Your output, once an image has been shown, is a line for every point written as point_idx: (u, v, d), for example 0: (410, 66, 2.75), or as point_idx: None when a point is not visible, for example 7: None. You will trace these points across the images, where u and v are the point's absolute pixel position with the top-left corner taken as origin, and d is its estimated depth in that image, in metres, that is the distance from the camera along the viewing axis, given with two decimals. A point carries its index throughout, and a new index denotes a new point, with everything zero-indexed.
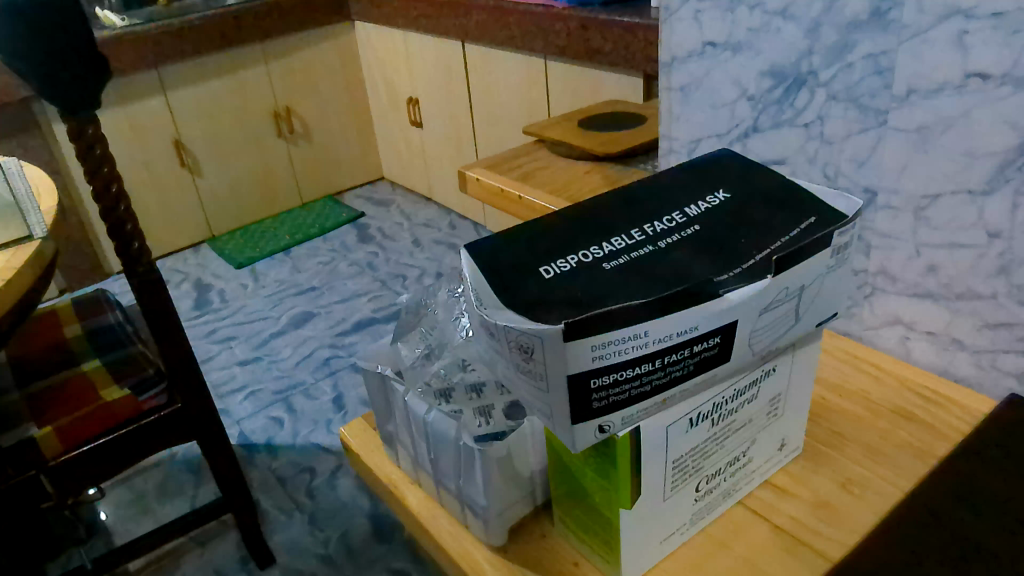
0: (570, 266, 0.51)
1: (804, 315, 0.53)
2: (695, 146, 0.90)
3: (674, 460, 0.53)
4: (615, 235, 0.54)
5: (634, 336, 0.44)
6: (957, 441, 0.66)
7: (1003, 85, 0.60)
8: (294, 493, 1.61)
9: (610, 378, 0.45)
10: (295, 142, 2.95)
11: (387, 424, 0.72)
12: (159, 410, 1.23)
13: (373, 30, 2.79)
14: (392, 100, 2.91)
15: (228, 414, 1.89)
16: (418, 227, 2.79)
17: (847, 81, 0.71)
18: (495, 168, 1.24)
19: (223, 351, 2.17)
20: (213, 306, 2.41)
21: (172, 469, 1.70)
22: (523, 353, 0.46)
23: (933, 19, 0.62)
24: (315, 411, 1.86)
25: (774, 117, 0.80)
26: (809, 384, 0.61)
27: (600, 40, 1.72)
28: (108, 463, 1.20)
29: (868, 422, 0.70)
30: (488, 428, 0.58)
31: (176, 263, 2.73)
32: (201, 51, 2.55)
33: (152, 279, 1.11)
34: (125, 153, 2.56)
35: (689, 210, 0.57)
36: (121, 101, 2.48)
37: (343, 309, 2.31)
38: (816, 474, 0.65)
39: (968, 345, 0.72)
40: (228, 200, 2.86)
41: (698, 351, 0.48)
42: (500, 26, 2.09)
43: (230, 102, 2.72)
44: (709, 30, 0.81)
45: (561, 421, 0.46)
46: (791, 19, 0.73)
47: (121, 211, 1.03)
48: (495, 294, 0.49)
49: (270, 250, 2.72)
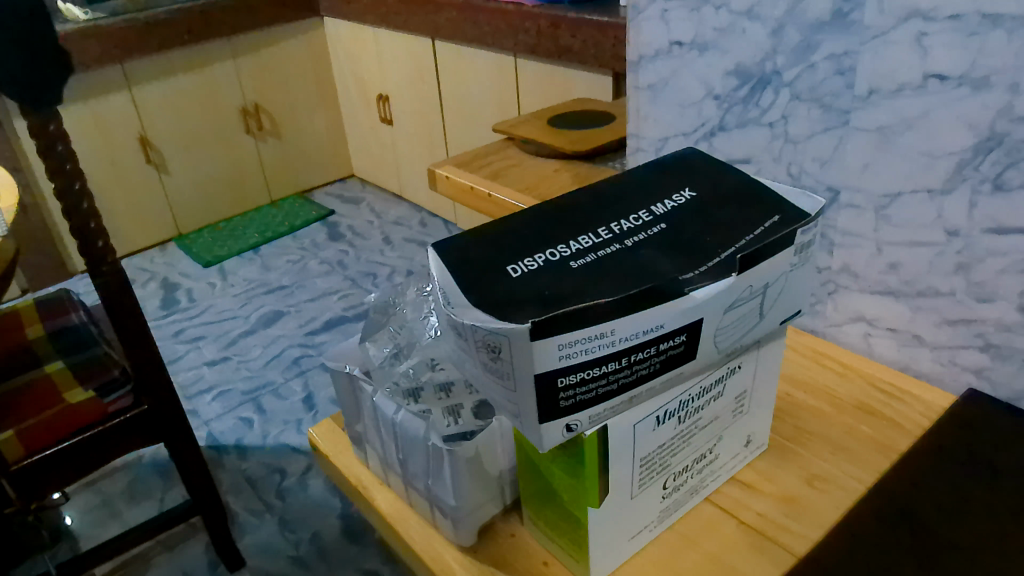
0: (538, 265, 0.51)
1: (769, 312, 0.54)
2: (664, 144, 0.91)
3: (641, 458, 0.53)
4: (583, 233, 0.55)
5: (601, 335, 0.44)
6: (917, 435, 0.68)
7: (961, 87, 0.61)
8: (264, 494, 1.60)
9: (578, 377, 0.45)
10: (264, 139, 2.91)
11: (356, 425, 0.71)
12: (124, 413, 1.22)
13: (343, 26, 2.76)
14: (362, 96, 2.88)
15: (196, 415, 1.86)
16: (389, 225, 2.78)
17: (811, 81, 0.72)
18: (465, 165, 1.24)
19: (191, 352, 2.14)
20: (180, 306, 2.38)
21: (140, 472, 1.68)
22: (490, 352, 0.45)
23: (894, 20, 0.63)
24: (285, 411, 1.84)
25: (740, 116, 0.80)
26: (771, 383, 0.62)
27: (570, 38, 1.73)
28: (72, 466, 1.18)
29: (832, 417, 0.71)
30: (457, 427, 0.58)
31: (143, 262, 2.69)
32: (166, 47, 2.51)
33: (117, 279, 1.09)
34: (90, 150, 2.51)
35: (655, 209, 0.57)
36: (86, 98, 2.43)
37: (313, 307, 2.29)
38: (782, 470, 0.66)
39: (928, 341, 0.74)
40: (195, 197, 2.83)
41: (664, 349, 0.48)
42: (471, 23, 2.08)
43: (196, 98, 2.68)
44: (676, 30, 0.82)
45: (529, 420, 0.46)
46: (756, 19, 0.73)
47: (85, 209, 1.02)
48: (463, 293, 0.48)
49: (239, 249, 2.69)
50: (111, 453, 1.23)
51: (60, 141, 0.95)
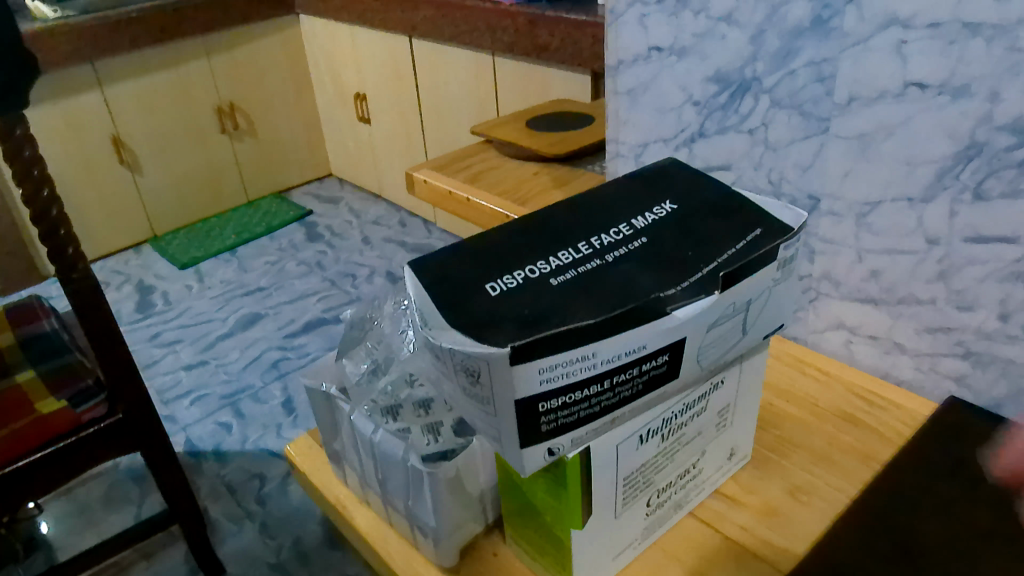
0: (517, 283, 0.50)
1: (751, 328, 0.53)
2: (643, 150, 0.90)
3: (624, 476, 0.52)
4: (563, 248, 0.53)
5: (583, 357, 0.43)
6: (898, 445, 0.68)
7: (941, 95, 0.61)
8: (243, 500, 1.58)
9: (559, 401, 0.44)
10: (240, 138, 2.87)
11: (334, 442, 0.69)
12: (97, 422, 1.19)
13: (318, 23, 2.72)
14: (339, 94, 2.85)
15: (174, 421, 1.83)
16: (368, 225, 2.75)
17: (791, 88, 0.71)
18: (443, 169, 1.23)
19: (168, 355, 2.10)
20: (157, 309, 2.34)
21: (117, 480, 1.65)
22: (469, 376, 0.44)
23: (874, 27, 0.62)
24: (264, 415, 1.82)
25: (720, 122, 0.80)
26: (754, 395, 0.62)
27: (548, 36, 1.71)
28: (46, 479, 1.15)
29: (814, 426, 0.71)
30: (436, 446, 0.57)
31: (118, 264, 2.65)
32: (138, 45, 2.46)
33: (89, 286, 1.07)
34: (61, 150, 2.46)
35: (636, 222, 0.56)
36: (56, 97, 2.38)
37: (292, 309, 2.26)
38: (764, 482, 0.65)
39: (909, 349, 0.73)
40: (170, 197, 2.78)
41: (647, 369, 0.47)
42: (448, 21, 2.06)
43: (170, 97, 2.64)
44: (654, 35, 0.81)
45: (510, 444, 0.45)
46: (735, 24, 0.73)
47: (54, 215, 0.99)
48: (441, 314, 0.47)
49: (216, 251, 2.65)
50: (85, 464, 1.20)
51: (26, 144, 0.93)
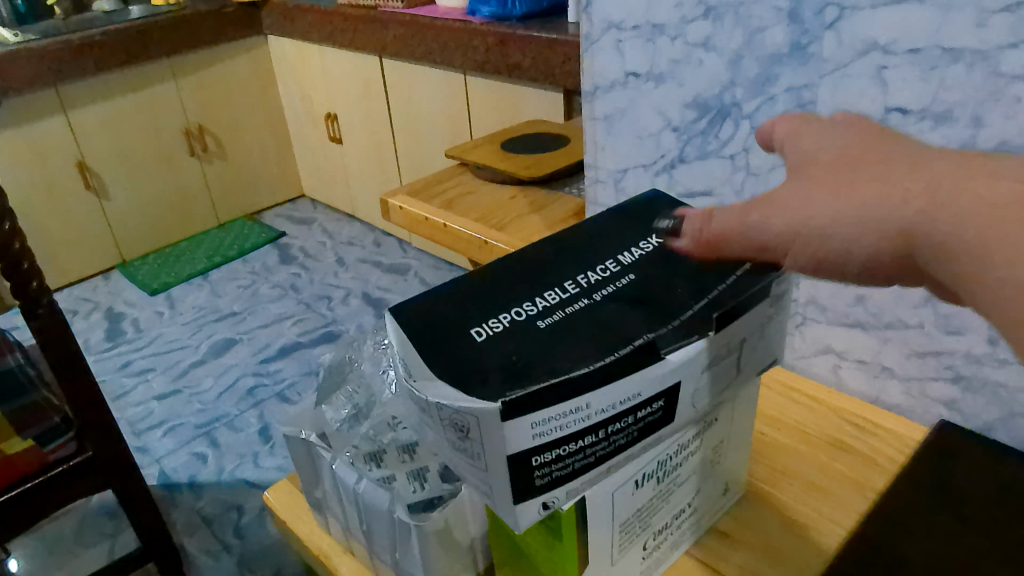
0: (503, 327, 0.48)
1: (745, 365, 0.52)
2: (622, 176, 0.89)
3: (620, 523, 0.51)
4: (549, 288, 0.52)
5: (576, 409, 0.42)
6: (892, 472, 0.67)
7: (923, 120, 0.61)
8: (221, 533, 1.53)
9: (553, 454, 0.42)
10: (209, 161, 2.83)
11: (315, 490, 0.67)
12: (67, 460, 1.19)
13: (287, 44, 2.70)
14: (310, 115, 2.82)
15: (146, 452, 1.78)
16: (342, 246, 2.72)
17: (771, 113, 0.70)
18: (418, 194, 1.21)
19: (140, 385, 2.05)
20: (127, 337, 2.29)
21: (88, 517, 1.59)
22: (458, 431, 0.42)
23: (853, 53, 0.62)
24: (240, 444, 1.77)
25: (700, 148, 0.79)
26: (746, 429, 0.61)
27: (519, 55, 1.71)
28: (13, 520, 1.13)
29: (807, 455, 0.70)
30: (422, 494, 0.56)
31: (86, 291, 2.58)
32: (103, 68, 2.42)
33: (55, 320, 1.09)
34: (23, 176, 2.39)
35: (623, 258, 0.55)
36: (18, 122, 2.32)
37: (266, 334, 2.22)
38: (760, 515, 0.64)
39: (898, 373, 0.73)
40: (138, 221, 2.73)
41: (643, 416, 0.45)
42: (418, 40, 2.04)
43: (137, 120, 2.59)
44: (631, 60, 0.80)
45: (502, 500, 0.43)
46: (712, 50, 0.72)
47: (17, 249, 1.02)
48: (425, 364, 0.45)
49: (187, 275, 2.60)
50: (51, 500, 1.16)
51: None
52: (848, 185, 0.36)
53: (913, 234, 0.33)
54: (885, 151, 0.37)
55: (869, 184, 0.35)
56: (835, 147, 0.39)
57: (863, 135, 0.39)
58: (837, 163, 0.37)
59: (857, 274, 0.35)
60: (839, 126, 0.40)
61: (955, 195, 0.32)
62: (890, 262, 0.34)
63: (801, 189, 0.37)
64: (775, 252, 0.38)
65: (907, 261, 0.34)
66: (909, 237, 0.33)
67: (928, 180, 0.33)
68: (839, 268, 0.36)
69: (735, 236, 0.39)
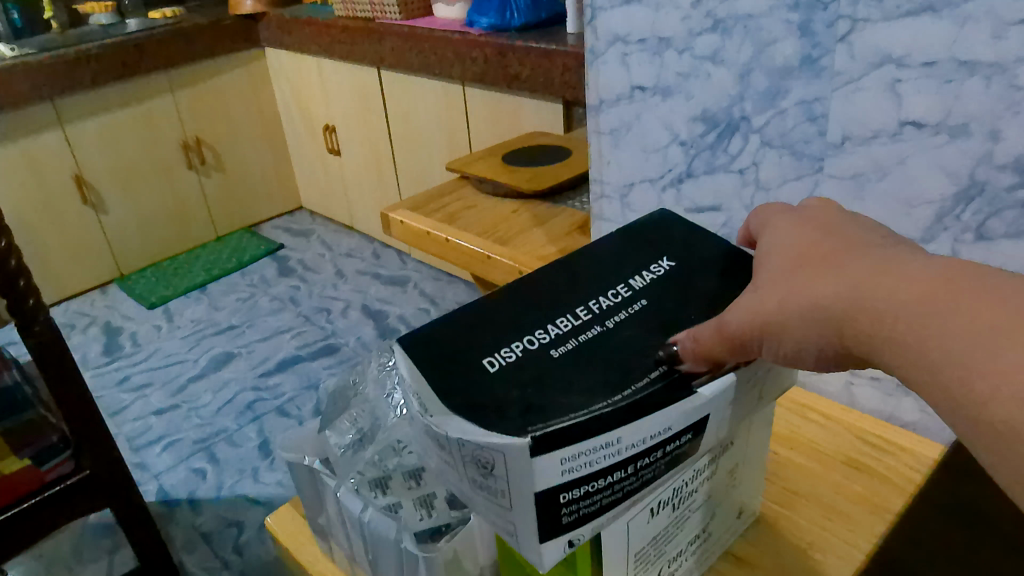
0: (516, 357, 0.47)
1: (767, 392, 0.51)
2: (628, 190, 0.87)
3: (636, 553, 0.49)
4: (560, 314, 0.51)
5: (607, 444, 0.40)
6: (910, 493, 0.65)
7: (939, 134, 0.59)
8: (220, 550, 1.51)
9: (581, 491, 0.40)
10: (207, 173, 2.82)
11: (319, 516, 0.65)
12: (64, 479, 1.17)
13: (284, 56, 2.69)
14: (308, 127, 2.81)
15: (144, 468, 1.76)
16: (341, 257, 2.71)
17: (781, 128, 0.69)
18: (418, 208, 1.19)
19: (138, 400, 2.03)
20: (124, 351, 2.27)
21: (85, 535, 1.56)
22: (482, 467, 0.40)
23: (865, 66, 0.61)
24: (239, 459, 1.75)
25: (708, 162, 0.77)
26: (761, 452, 0.59)
27: (518, 66, 1.70)
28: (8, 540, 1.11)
29: (821, 475, 0.68)
30: (430, 521, 0.54)
31: (83, 305, 2.57)
32: (100, 82, 2.40)
33: (50, 338, 1.08)
34: (19, 189, 2.38)
35: (634, 282, 0.53)
36: (14, 136, 2.31)
37: (265, 347, 2.20)
38: (776, 539, 0.62)
39: (913, 391, 0.71)
40: (135, 235, 2.71)
41: (671, 450, 0.44)
42: (416, 52, 2.03)
43: (134, 133, 2.58)
44: (637, 74, 0.79)
45: (527, 539, 0.41)
46: (721, 64, 0.71)
47: None
48: (442, 399, 0.43)
49: (185, 288, 2.58)
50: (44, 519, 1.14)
51: None
52: (801, 281, 0.41)
53: (851, 319, 0.38)
54: (832, 247, 0.42)
55: (817, 278, 0.40)
56: (789, 245, 0.45)
57: (812, 234, 0.45)
58: (791, 262, 0.43)
59: (816, 362, 0.40)
60: (793, 225, 0.47)
61: (883, 281, 0.37)
62: (835, 354, 0.39)
63: (763, 287, 0.43)
64: (749, 348, 0.42)
65: (847, 352, 0.39)
66: (842, 331, 0.38)
67: (869, 276, 0.38)
68: (801, 358, 0.41)
69: (713, 339, 0.43)
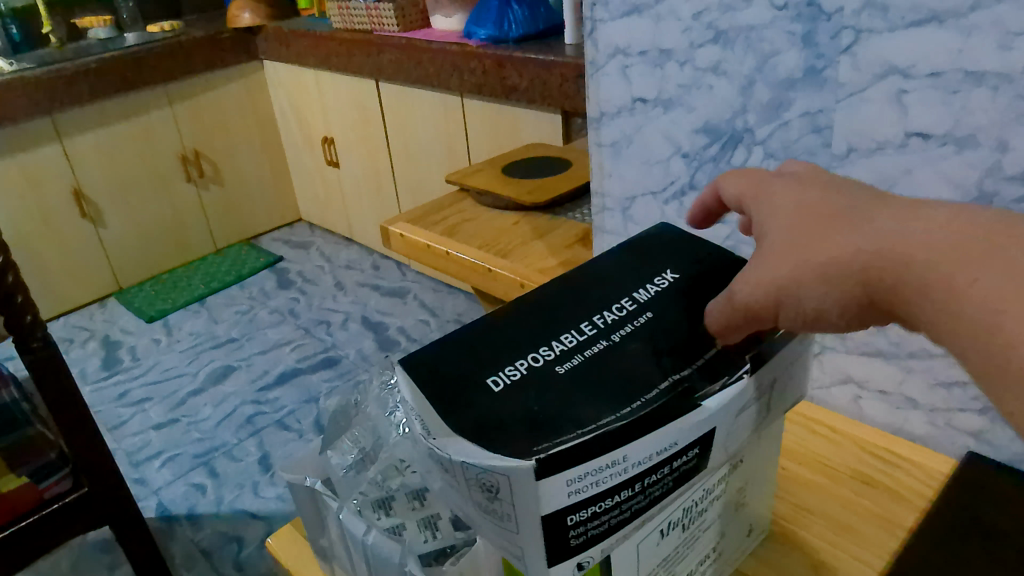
0: (520, 374, 0.46)
1: (775, 406, 0.50)
2: (631, 203, 0.87)
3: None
4: (565, 330, 0.50)
5: (613, 463, 0.39)
6: (921, 508, 0.64)
7: (945, 145, 0.59)
8: (220, 567, 1.50)
9: (588, 512, 0.40)
10: (205, 186, 2.81)
11: (321, 539, 0.64)
12: (62, 497, 1.15)
13: (282, 68, 2.69)
14: (306, 139, 2.81)
15: (144, 484, 1.74)
16: (340, 269, 2.70)
17: (785, 139, 0.69)
18: (418, 221, 1.19)
19: (137, 415, 2.01)
20: (123, 366, 2.25)
21: (84, 553, 1.55)
22: (486, 491, 0.39)
23: (870, 77, 0.60)
24: (239, 474, 1.74)
25: (710, 174, 0.77)
26: (770, 467, 0.58)
27: (516, 77, 1.70)
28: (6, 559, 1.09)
29: (830, 490, 0.67)
30: (435, 543, 0.54)
31: (81, 319, 2.56)
32: (98, 96, 2.40)
33: (49, 355, 1.07)
34: (17, 204, 2.37)
35: (638, 295, 0.53)
36: (12, 150, 2.30)
37: (265, 361, 2.19)
38: (786, 556, 0.61)
39: (922, 404, 0.71)
40: (134, 248, 2.70)
41: (678, 466, 0.43)
42: (414, 63, 2.03)
43: (133, 147, 2.58)
44: (638, 86, 0.78)
45: (536, 564, 0.40)
46: (723, 75, 0.70)
47: (11, 282, 1.03)
48: (443, 420, 0.42)
49: (184, 302, 2.57)
50: (43, 537, 1.13)
51: None
52: (810, 244, 0.40)
53: (869, 278, 0.37)
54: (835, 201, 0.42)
55: (824, 237, 0.39)
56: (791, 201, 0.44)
57: (809, 190, 0.44)
58: (793, 223, 0.42)
59: (840, 320, 0.39)
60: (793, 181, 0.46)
61: (902, 238, 0.36)
62: (857, 309, 0.39)
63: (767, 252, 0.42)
64: (766, 317, 0.42)
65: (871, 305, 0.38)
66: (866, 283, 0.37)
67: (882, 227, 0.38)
68: (824, 320, 0.40)
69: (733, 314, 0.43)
